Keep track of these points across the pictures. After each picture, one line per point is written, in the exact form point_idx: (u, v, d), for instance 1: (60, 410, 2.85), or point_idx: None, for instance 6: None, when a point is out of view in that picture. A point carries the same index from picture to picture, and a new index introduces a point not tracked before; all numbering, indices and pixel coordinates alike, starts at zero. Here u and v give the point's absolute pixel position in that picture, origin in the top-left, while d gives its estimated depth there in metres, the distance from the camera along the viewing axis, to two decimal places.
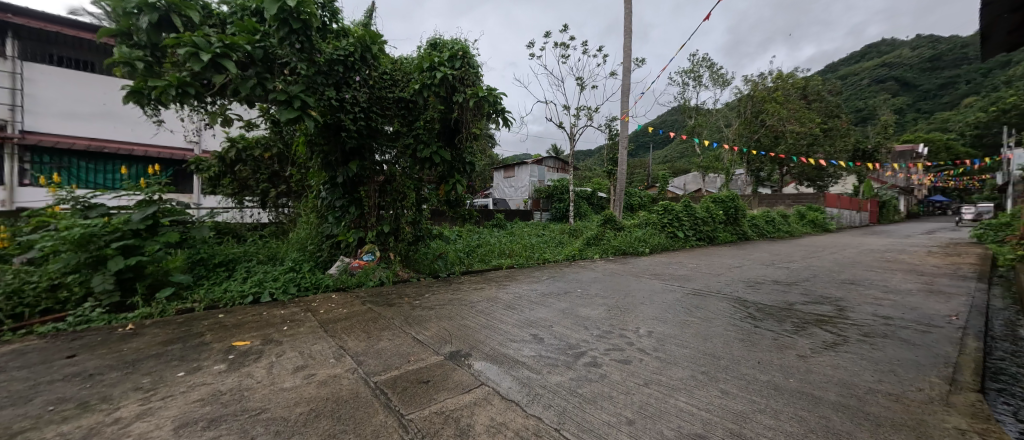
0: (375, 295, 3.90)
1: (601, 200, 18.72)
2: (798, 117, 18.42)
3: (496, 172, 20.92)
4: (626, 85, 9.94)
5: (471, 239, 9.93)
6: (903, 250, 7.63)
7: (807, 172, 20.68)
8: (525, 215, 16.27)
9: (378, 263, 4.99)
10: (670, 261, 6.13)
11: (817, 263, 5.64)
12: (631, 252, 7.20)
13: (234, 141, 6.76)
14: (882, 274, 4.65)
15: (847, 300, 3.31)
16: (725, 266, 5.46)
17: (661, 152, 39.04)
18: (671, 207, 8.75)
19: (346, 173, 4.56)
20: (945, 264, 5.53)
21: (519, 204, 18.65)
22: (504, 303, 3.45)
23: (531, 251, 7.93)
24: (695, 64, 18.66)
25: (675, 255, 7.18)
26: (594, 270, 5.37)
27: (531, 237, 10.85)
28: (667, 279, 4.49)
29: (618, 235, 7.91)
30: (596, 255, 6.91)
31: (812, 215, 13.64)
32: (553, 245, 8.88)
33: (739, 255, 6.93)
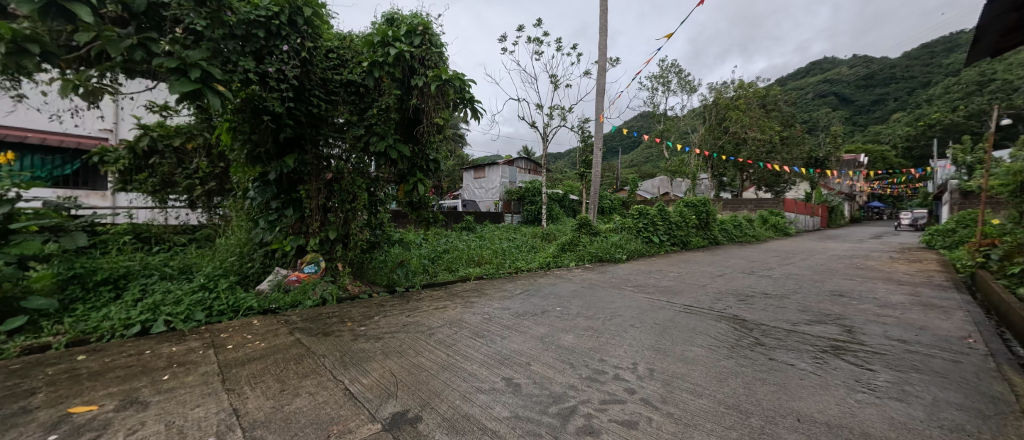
0: (310, 318, 3.16)
1: (573, 203, 18.53)
2: (759, 125, 19.18)
3: (465, 173, 20.14)
4: (601, 84, 9.64)
5: (438, 244, 9.22)
6: (866, 255, 7.82)
7: (766, 178, 21.67)
8: (496, 218, 15.68)
9: (323, 275, 4.24)
10: (650, 269, 5.76)
11: (795, 271, 5.50)
12: (608, 259, 6.82)
13: (148, 129, 5.67)
14: (864, 284, 4.50)
15: (850, 318, 3.01)
16: (707, 275, 5.15)
17: (629, 156, 39.89)
18: (646, 211, 8.51)
19: (280, 168, 3.77)
20: (914, 271, 5.57)
21: (490, 205, 18.04)
22: (468, 329, 2.84)
23: (504, 257, 7.37)
24: (664, 70, 18.97)
25: (652, 261, 6.88)
26: (572, 281, 4.88)
27: (502, 241, 10.30)
28: (652, 292, 4.06)
29: (594, 240, 7.53)
30: (571, 263, 6.46)
31: (774, 219, 14.11)
32: (526, 251, 8.39)
33: (716, 261, 6.72)
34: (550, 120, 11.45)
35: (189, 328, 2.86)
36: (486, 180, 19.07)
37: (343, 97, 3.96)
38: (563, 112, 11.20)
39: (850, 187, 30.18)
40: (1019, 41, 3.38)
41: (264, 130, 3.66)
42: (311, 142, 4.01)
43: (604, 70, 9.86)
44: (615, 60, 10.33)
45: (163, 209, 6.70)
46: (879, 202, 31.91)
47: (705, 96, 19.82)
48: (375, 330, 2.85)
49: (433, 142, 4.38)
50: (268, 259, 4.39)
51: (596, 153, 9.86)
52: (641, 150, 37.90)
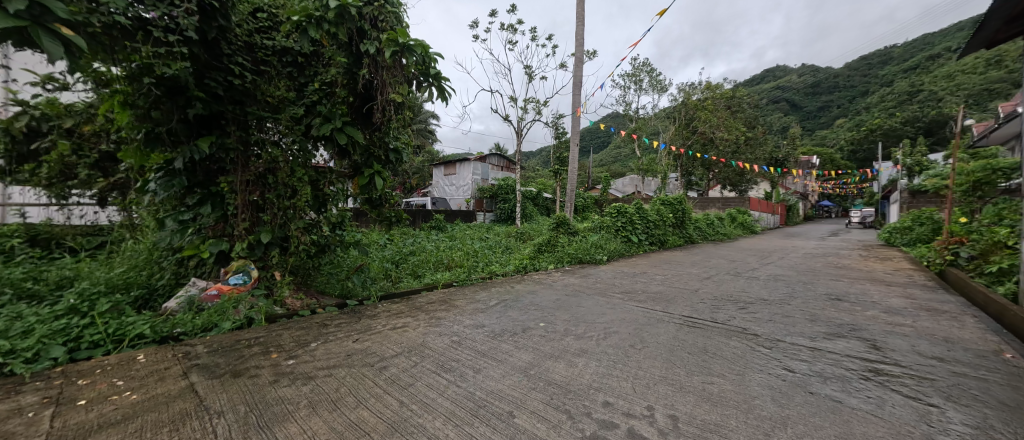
0: (223, 349, 2.40)
1: (547, 201, 18.18)
2: (726, 126, 19.70)
3: (435, 169, 19.19)
4: (578, 76, 9.25)
5: (405, 246, 8.46)
6: (835, 253, 7.95)
7: (731, 177, 22.40)
8: (467, 217, 14.99)
9: (254, 287, 3.46)
10: (634, 272, 5.35)
11: (780, 272, 5.31)
12: (588, 260, 6.37)
13: (28, 105, 4.45)
14: (855, 286, 4.32)
15: (866, 330, 2.70)
16: (694, 278, 4.81)
17: (600, 155, 40.27)
18: (624, 210, 8.19)
19: (190, 153, 2.95)
20: (890, 270, 5.56)
21: (461, 203, 17.29)
22: (432, 359, 2.23)
23: (478, 259, 6.75)
24: (636, 68, 19.03)
25: (633, 262, 6.50)
26: (552, 286, 4.36)
27: (474, 242, 9.69)
28: (643, 301, 3.61)
29: (574, 241, 7.07)
30: (550, 265, 5.97)
31: (741, 217, 14.43)
32: (500, 252, 7.81)
33: (698, 261, 6.46)
34: (525, 114, 10.96)
35: (34, 372, 2.02)
36: (456, 177, 18.24)
37: (278, 67, 3.27)
38: (537, 106, 10.71)
39: (804, 186, 32.07)
40: (1018, 31, 3.24)
41: (166, 103, 2.84)
42: (235, 122, 3.23)
43: (581, 63, 9.48)
44: (592, 53, 9.97)
45: (62, 206, 5.45)
46: (828, 201, 34.18)
47: (675, 96, 20.12)
48: (307, 364, 2.16)
49: (392, 126, 3.72)
50: (182, 268, 3.55)
51: (572, 148, 9.41)
52: (611, 149, 38.37)
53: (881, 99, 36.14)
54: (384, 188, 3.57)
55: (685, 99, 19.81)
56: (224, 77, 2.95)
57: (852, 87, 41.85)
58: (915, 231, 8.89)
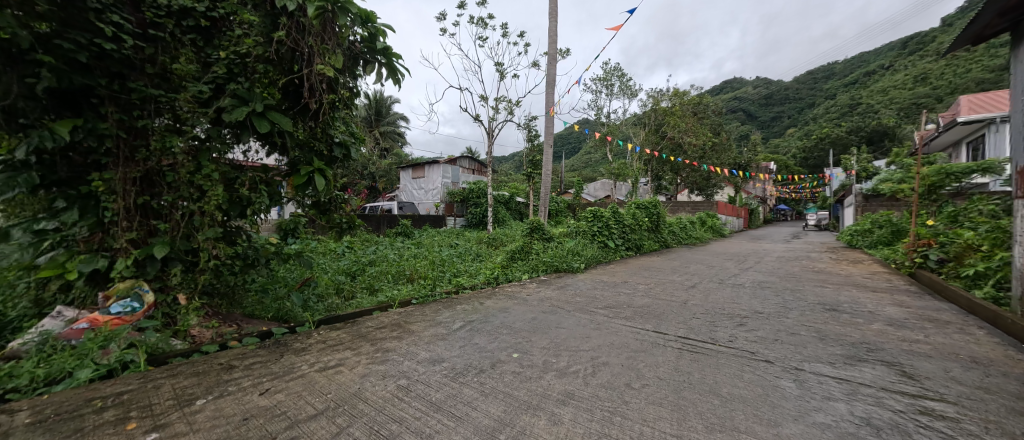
0: (56, 418, 1.67)
1: (520, 205, 17.76)
2: (693, 132, 20.19)
3: (402, 172, 18.24)
4: (551, 74, 8.89)
5: (364, 257, 7.65)
6: (805, 256, 8.01)
7: (698, 182, 23.02)
8: (437, 222, 14.25)
9: (146, 316, 2.67)
10: (616, 281, 4.92)
11: (763, 278, 5.08)
12: (565, 269, 5.90)
13: None
14: (843, 293, 4.11)
15: (884, 350, 2.36)
16: (679, 288, 4.44)
17: (572, 160, 40.56)
18: (600, 214, 7.84)
19: (35, 140, 2.12)
20: (867, 274, 5.50)
21: (430, 208, 16.48)
22: (363, 421, 1.61)
23: (445, 270, 6.10)
24: (607, 73, 19.14)
25: (611, 270, 6.11)
26: (527, 302, 3.83)
27: (443, 249, 9.00)
28: (630, 318, 3.16)
29: (549, 248, 6.59)
30: (523, 274, 5.45)
31: (711, 221, 14.65)
32: (471, 261, 7.21)
33: (677, 268, 6.17)
34: (496, 113, 10.47)
35: None
36: (425, 180, 17.40)
37: (175, 33, 2.57)
38: (509, 106, 10.26)
39: (763, 191, 33.73)
40: (1003, 27, 3.18)
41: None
42: (112, 100, 2.44)
43: (554, 61, 9.14)
44: (565, 52, 9.67)
45: None
46: (785, 205, 36.16)
47: (645, 102, 20.43)
48: None
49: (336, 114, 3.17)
50: (43, 293, 2.70)
51: (546, 150, 8.99)
52: (583, 154, 38.77)
53: (828, 110, 38.95)
54: (323, 189, 2.90)
55: (655, 105, 20.17)
56: (88, 38, 2.21)
57: (802, 99, 44.89)
58: (877, 233, 9.28)
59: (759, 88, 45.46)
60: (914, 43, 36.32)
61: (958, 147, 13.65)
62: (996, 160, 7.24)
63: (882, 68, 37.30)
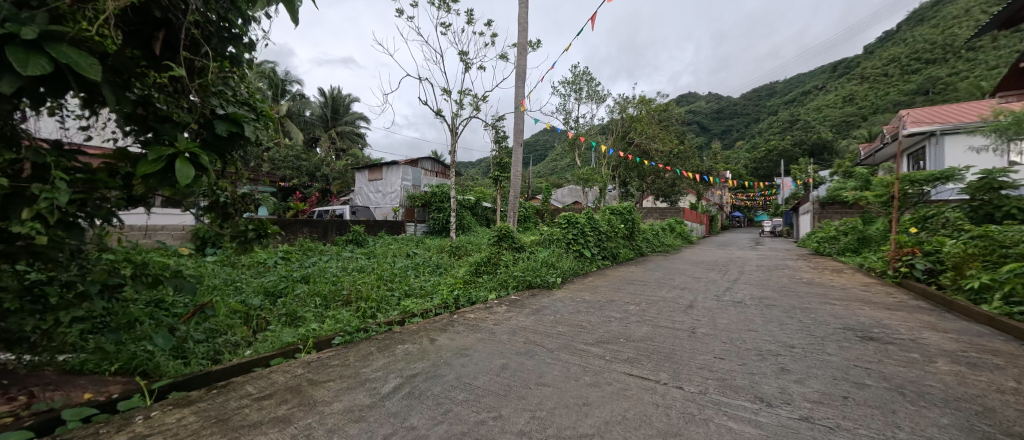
0: None
1: (487, 211, 16.81)
2: (659, 139, 20.38)
3: (358, 173, 16.66)
4: (522, 66, 8.10)
5: (297, 271, 6.32)
6: (782, 263, 7.76)
7: (663, 189, 23.30)
8: (395, 229, 13.00)
9: None
10: (601, 301, 4.09)
11: (762, 294, 4.49)
12: (539, 284, 5.00)
13: None
14: (861, 313, 3.55)
15: (1001, 415, 1.67)
16: (677, 310, 3.69)
17: (539, 166, 40.25)
18: (575, 220, 7.07)
19: None
20: (860, 285, 5.12)
21: (387, 213, 15.05)
22: None
23: (394, 288, 4.98)
24: (576, 77, 18.89)
25: (591, 284, 5.31)
26: (493, 336, 2.87)
27: (398, 260, 7.81)
28: (636, 361, 2.32)
29: (521, 261, 5.66)
30: (489, 292, 4.49)
31: (680, 228, 14.56)
32: (429, 276, 6.11)
33: (663, 281, 5.50)
34: (461, 109, 9.50)
35: None
36: (382, 183, 15.93)
37: None
38: (475, 101, 9.31)
39: (720, 198, 35.25)
40: None
41: None
42: None
43: (525, 53, 8.37)
44: (536, 44, 8.94)
45: None
46: (739, 211, 38.02)
47: (613, 107, 20.34)
48: None
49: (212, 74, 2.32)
50: None
51: (516, 149, 8.16)
52: (550, 160, 38.61)
53: (775, 124, 41.93)
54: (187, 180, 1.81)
55: (623, 110, 20.13)
56: None
57: (751, 114, 48.16)
58: (844, 240, 9.73)
59: (714, 102, 48.07)
60: (846, 66, 40.08)
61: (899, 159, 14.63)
62: (957, 168, 7.46)
63: (820, 88, 40.84)
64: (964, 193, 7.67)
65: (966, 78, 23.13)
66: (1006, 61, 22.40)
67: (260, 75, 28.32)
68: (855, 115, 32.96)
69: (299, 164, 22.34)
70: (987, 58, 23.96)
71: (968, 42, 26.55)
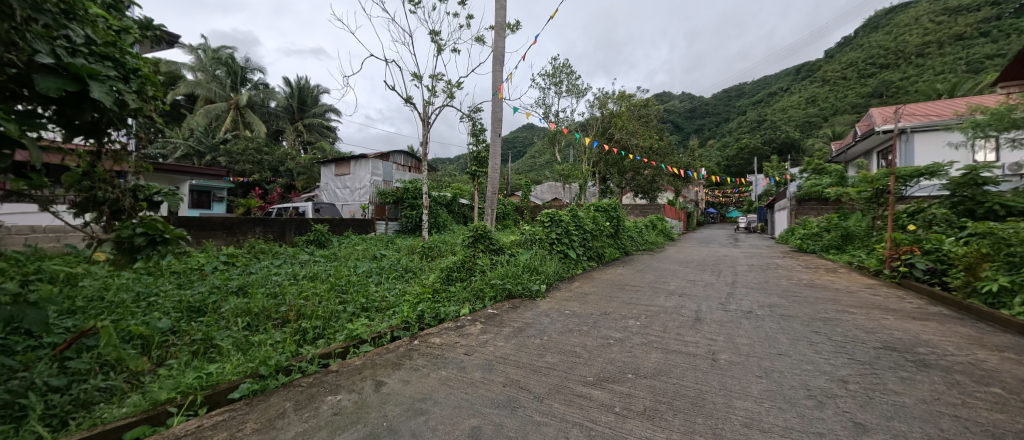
0: None
1: (464, 208, 16.05)
2: (640, 135, 20.18)
3: (324, 168, 15.44)
4: (500, 49, 7.39)
5: (237, 280, 5.36)
6: (772, 262, 7.49)
7: (643, 185, 23.21)
8: (363, 228, 12.07)
9: None
10: (594, 315, 3.46)
11: (769, 301, 4.01)
12: (521, 293, 4.32)
13: None
14: (892, 326, 3.07)
15: None
16: (685, 325, 3.12)
17: (518, 163, 39.66)
18: (559, 217, 6.44)
19: None
20: (862, 286, 4.78)
21: (356, 211, 14.01)
22: None
23: (349, 301, 4.17)
24: (556, 70, 18.36)
25: (579, 290, 4.68)
26: (464, 374, 2.17)
27: (362, 264, 6.95)
28: (657, 415, 1.69)
29: (500, 265, 4.97)
30: (460, 305, 3.78)
31: (662, 224, 14.33)
32: (394, 283, 5.33)
33: (656, 285, 4.95)
34: (433, 96, 8.68)
35: None
36: (350, 178, 14.69)
37: None
38: (449, 87, 8.48)
39: (695, 195, 35.95)
40: None
41: None
42: None
43: (503, 35, 7.66)
44: (515, 26, 8.22)
45: None
46: (713, 208, 38.86)
47: (593, 102, 19.96)
48: None
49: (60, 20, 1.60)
50: None
51: (493, 140, 7.44)
52: (529, 157, 38.14)
53: (745, 123, 43.18)
54: None
55: (602, 106, 19.79)
56: None
57: (722, 113, 49.52)
58: (827, 238, 9.73)
59: (688, 101, 49.11)
60: (809, 69, 41.98)
61: (869, 156, 15.03)
62: (942, 163, 7.45)
63: (785, 90, 42.56)
64: (944, 189, 7.65)
65: (917, 83, 24.63)
66: (950, 69, 24.05)
67: (215, 61, 26.11)
68: (818, 115, 34.50)
69: (260, 158, 20.75)
70: (935, 65, 25.61)
71: (917, 50, 28.34)
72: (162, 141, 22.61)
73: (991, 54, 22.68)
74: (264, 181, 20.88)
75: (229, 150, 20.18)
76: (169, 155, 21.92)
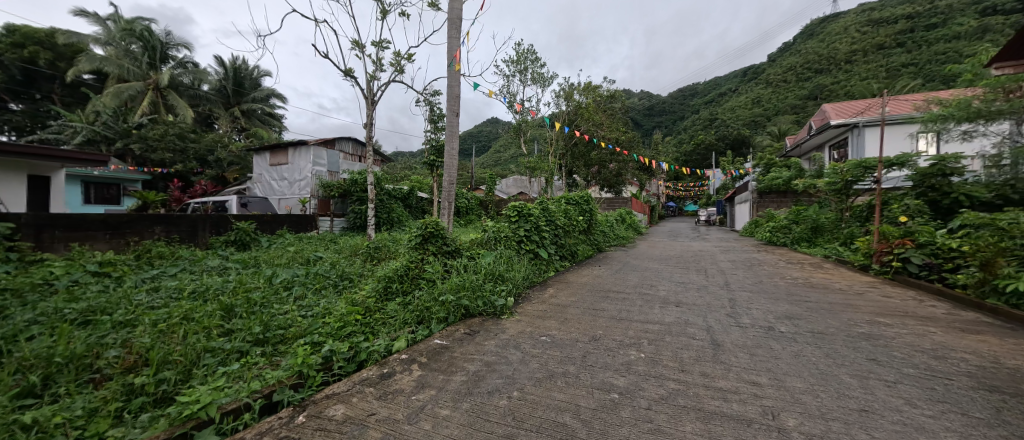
0: None
1: (422, 202, 14.69)
2: (606, 127, 19.72)
3: (257, 156, 13.39)
4: (457, 11, 6.19)
5: (87, 300, 3.82)
6: (752, 257, 7.04)
7: (608, 179, 22.90)
8: (303, 224, 10.50)
9: None
10: (579, 342, 2.51)
11: (784, 309, 3.30)
12: (481, 311, 3.26)
13: None
14: (952, 345, 2.40)
15: None
16: (705, 356, 2.26)
17: (482, 157, 38.32)
18: (527, 211, 5.48)
19: None
20: (864, 285, 4.28)
21: (294, 205, 12.24)
22: None
23: (236, 334, 2.90)
24: (520, 56, 17.31)
25: (555, 301, 3.73)
26: None
27: (285, 270, 5.55)
28: None
29: (457, 272, 3.87)
30: (392, 336, 2.66)
31: (630, 219, 13.89)
32: (318, 298, 4.09)
33: (645, 291, 4.13)
34: (377, 68, 7.29)
35: None
36: (288, 168, 12.77)
37: None
38: (397, 58, 7.15)
39: (656, 189, 36.72)
40: None
41: None
42: None
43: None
44: None
45: None
46: (672, 201, 39.99)
47: (558, 93, 19.22)
48: None
49: None
50: None
51: (450, 121, 6.28)
52: (493, 151, 36.96)
53: (699, 121, 44.82)
54: None
55: (568, 97, 19.12)
56: None
57: (679, 111, 51.20)
58: (795, 231, 9.62)
59: (646, 98, 50.43)
60: (755, 72, 44.36)
61: (821, 150, 15.55)
62: (910, 153, 7.39)
63: (734, 90, 44.67)
64: (910, 179, 7.65)
65: (847, 86, 26.50)
66: (873, 74, 26.10)
67: (127, 33, 22.08)
68: (762, 115, 36.59)
69: (183, 146, 17.94)
70: (861, 70, 27.59)
71: (846, 56, 30.59)
72: (56, 125, 18.91)
73: (905, 63, 24.84)
74: (189, 173, 18.13)
75: (143, 134, 17.33)
76: (66, 141, 18.35)
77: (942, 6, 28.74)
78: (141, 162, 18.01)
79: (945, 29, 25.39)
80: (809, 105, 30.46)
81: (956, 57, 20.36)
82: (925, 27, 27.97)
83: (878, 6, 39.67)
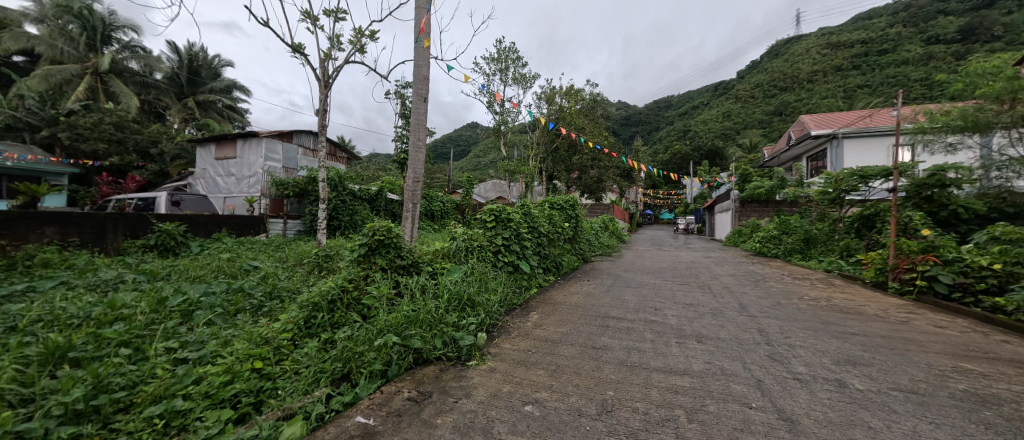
0: None
1: (392, 204, 13.49)
2: (587, 133, 19.26)
3: (201, 149, 11.85)
4: None
5: None
6: (750, 270, 6.44)
7: (589, 185, 22.39)
8: (249, 226, 9.15)
9: None
10: (582, 419, 1.63)
11: (834, 348, 2.56)
12: (439, 356, 2.28)
13: None
14: None
15: None
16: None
17: (460, 160, 37.30)
18: (506, 216, 4.57)
19: None
20: (898, 309, 3.65)
21: (241, 204, 10.81)
22: None
23: (36, 406, 1.80)
24: (499, 54, 16.51)
25: (541, 335, 2.84)
26: None
27: (196, 284, 4.36)
28: None
29: (412, 295, 2.90)
30: (284, 417, 1.64)
31: (613, 226, 13.30)
32: (219, 331, 2.99)
33: (652, 318, 3.32)
34: (333, 45, 6.21)
35: None
36: (235, 162, 11.32)
37: None
38: (356, 34, 6.10)
39: (634, 197, 36.89)
40: None
41: None
42: None
43: None
44: None
45: None
46: (649, 210, 40.28)
47: (539, 94, 18.57)
48: None
49: None
50: None
51: (415, 106, 5.28)
52: (472, 156, 35.98)
53: (674, 131, 45.70)
54: None
55: (550, 100, 18.53)
56: None
57: (655, 121, 52.14)
58: (785, 242, 9.23)
59: (623, 108, 51.10)
60: (725, 87, 45.89)
61: (798, 160, 15.63)
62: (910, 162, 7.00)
63: (706, 104, 45.99)
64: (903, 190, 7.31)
65: (811, 103, 27.53)
66: (831, 93, 27.22)
67: (62, 10, 19.46)
68: (732, 128, 37.72)
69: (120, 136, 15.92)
70: (821, 89, 28.81)
71: (807, 75, 31.96)
72: None
73: (861, 84, 25.61)
74: (128, 167, 16.06)
75: (72, 122, 15.25)
76: None
77: (892, 34, 30.02)
78: (71, 152, 15.87)
79: (894, 55, 26.35)
80: (775, 121, 31.53)
81: (910, 79, 21.41)
82: (877, 52, 28.87)
83: (836, 31, 41.61)
